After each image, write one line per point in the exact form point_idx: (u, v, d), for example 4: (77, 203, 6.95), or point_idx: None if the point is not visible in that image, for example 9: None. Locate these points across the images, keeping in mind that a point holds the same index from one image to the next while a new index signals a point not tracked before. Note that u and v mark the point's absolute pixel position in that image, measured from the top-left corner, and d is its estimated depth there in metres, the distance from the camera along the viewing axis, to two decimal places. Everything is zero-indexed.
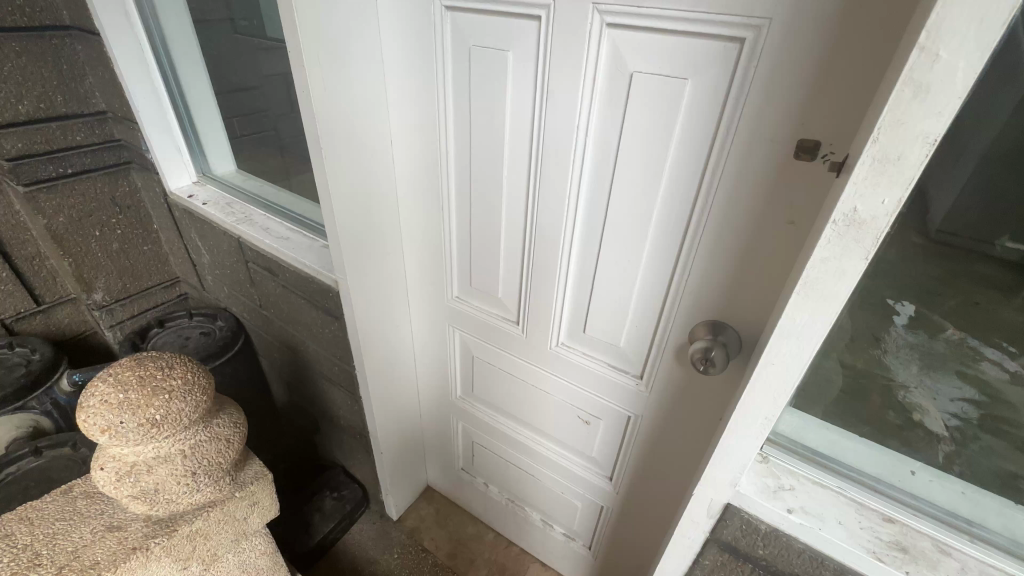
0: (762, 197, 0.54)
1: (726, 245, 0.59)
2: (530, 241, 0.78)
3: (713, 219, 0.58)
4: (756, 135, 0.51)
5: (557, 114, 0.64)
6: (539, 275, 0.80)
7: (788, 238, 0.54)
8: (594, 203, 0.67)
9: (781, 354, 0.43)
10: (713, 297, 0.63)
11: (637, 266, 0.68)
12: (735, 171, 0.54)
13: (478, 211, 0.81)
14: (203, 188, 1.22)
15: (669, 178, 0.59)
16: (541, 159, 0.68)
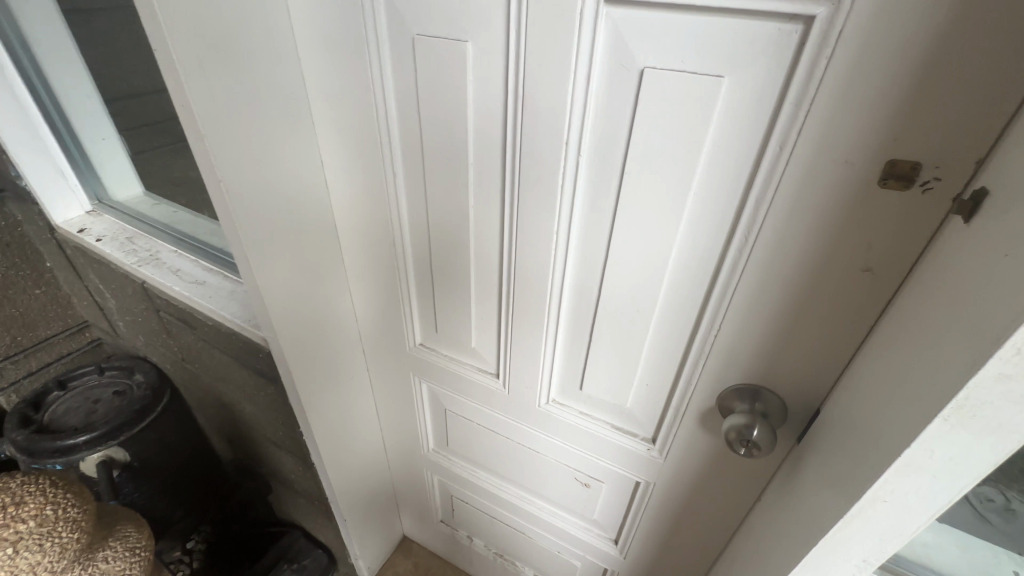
0: (832, 236, 0.39)
1: (771, 294, 0.45)
2: (508, 284, 0.61)
3: (756, 263, 0.44)
4: (826, 155, 0.37)
5: (538, 127, 0.47)
6: (521, 323, 0.64)
7: (864, 291, 0.40)
8: (591, 240, 0.52)
9: (903, 494, 0.29)
10: (751, 357, 0.49)
11: (649, 317, 0.53)
12: (793, 203, 0.39)
13: (440, 245, 0.64)
14: (99, 219, 1.00)
15: (696, 211, 0.44)
16: (519, 185, 0.52)
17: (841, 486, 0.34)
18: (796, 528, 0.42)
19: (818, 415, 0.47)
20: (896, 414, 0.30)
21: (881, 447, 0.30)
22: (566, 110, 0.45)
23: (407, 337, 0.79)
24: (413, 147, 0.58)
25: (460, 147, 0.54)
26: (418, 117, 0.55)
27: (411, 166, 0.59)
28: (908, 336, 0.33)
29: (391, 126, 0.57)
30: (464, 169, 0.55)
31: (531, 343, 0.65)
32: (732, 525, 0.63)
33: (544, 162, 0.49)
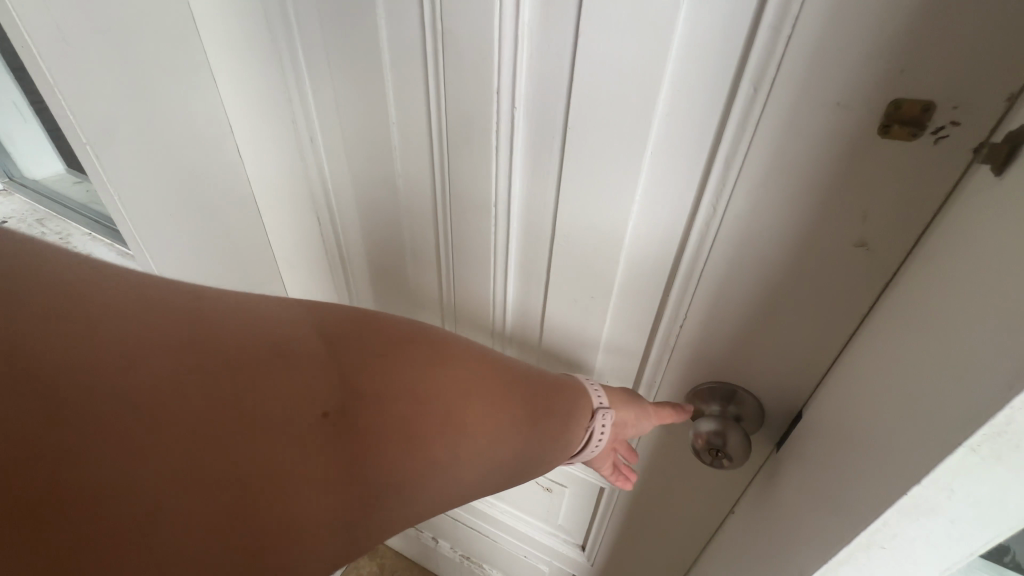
0: (818, 202, 0.32)
1: (745, 276, 0.37)
2: (450, 263, 0.54)
3: (726, 240, 0.36)
4: (813, 96, 0.29)
5: (467, 73, 0.40)
6: (468, 308, 0.56)
7: (857, 270, 0.32)
8: (535, 211, 0.44)
9: (908, 538, 0.22)
10: (722, 350, 0.42)
11: (605, 303, 0.46)
12: (771, 161, 0.32)
13: (375, 221, 0.56)
14: (9, 201, 0.89)
15: (656, 174, 0.36)
16: (452, 145, 0.45)
17: (827, 517, 0.27)
18: (770, 556, 0.35)
19: (799, 420, 0.40)
20: (898, 429, 0.23)
21: (877, 476, 0.23)
22: (496, 50, 0.37)
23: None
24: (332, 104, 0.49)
25: (382, 101, 0.46)
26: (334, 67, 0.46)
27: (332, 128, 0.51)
28: (912, 328, 0.26)
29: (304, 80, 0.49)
30: (389, 129, 0.47)
31: (479, 332, 0.58)
32: (704, 536, 0.56)
33: (476, 116, 0.42)
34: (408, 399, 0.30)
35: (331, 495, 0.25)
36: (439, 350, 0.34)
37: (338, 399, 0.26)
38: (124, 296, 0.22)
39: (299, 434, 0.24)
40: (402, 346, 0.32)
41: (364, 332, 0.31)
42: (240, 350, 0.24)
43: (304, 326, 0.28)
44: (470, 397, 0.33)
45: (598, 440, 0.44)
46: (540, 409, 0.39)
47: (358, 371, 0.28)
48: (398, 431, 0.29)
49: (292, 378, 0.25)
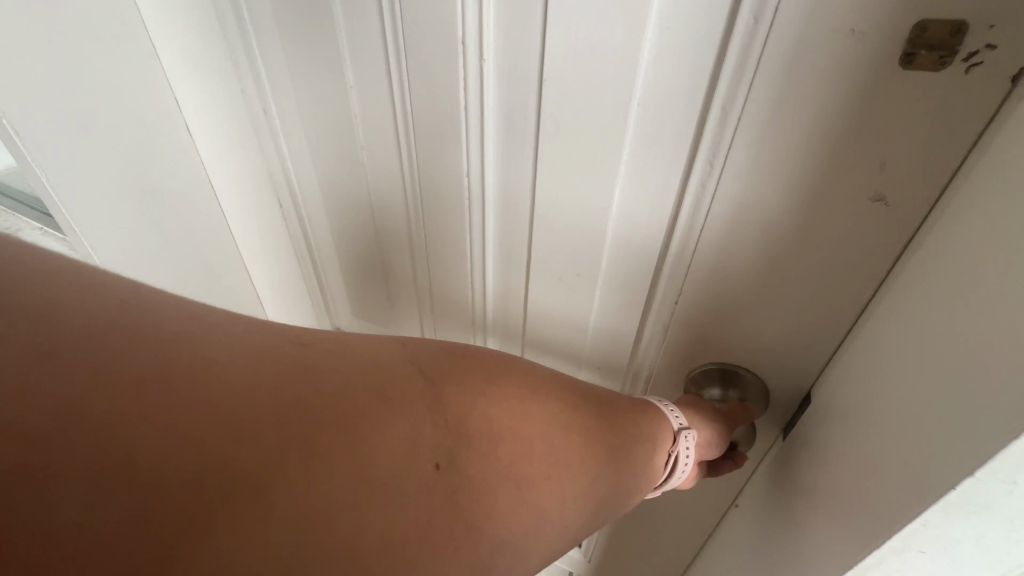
0: (827, 158, 0.28)
1: (748, 245, 0.33)
2: (423, 250, 0.49)
3: (724, 209, 0.33)
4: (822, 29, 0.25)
5: (427, 30, 0.35)
6: (446, 299, 0.52)
7: (871, 232, 0.29)
8: (513, 187, 0.40)
9: (965, 526, 0.20)
10: (722, 327, 0.38)
11: (595, 285, 0.42)
12: (773, 110, 0.28)
13: (342, 208, 0.52)
14: None
15: (645, 134, 0.33)
16: (418, 116, 0.40)
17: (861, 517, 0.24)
18: (784, 553, 0.33)
19: (808, 406, 0.36)
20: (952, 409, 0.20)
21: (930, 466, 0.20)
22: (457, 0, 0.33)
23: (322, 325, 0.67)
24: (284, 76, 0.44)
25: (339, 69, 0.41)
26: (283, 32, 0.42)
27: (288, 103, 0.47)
28: (937, 285, 0.24)
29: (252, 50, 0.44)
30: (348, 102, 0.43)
31: (459, 323, 0.53)
32: (708, 532, 0.53)
33: (442, 81, 0.37)
34: (513, 439, 0.28)
35: (445, 554, 0.23)
36: (538, 384, 0.32)
37: (444, 444, 0.25)
38: (223, 346, 0.23)
39: (402, 485, 0.23)
40: (503, 382, 0.30)
41: (474, 371, 0.30)
42: (335, 398, 0.23)
43: (403, 364, 0.27)
44: (573, 437, 0.31)
45: (684, 461, 0.38)
46: (646, 443, 0.36)
47: (459, 411, 0.27)
48: (507, 474, 0.27)
49: (392, 424, 0.24)
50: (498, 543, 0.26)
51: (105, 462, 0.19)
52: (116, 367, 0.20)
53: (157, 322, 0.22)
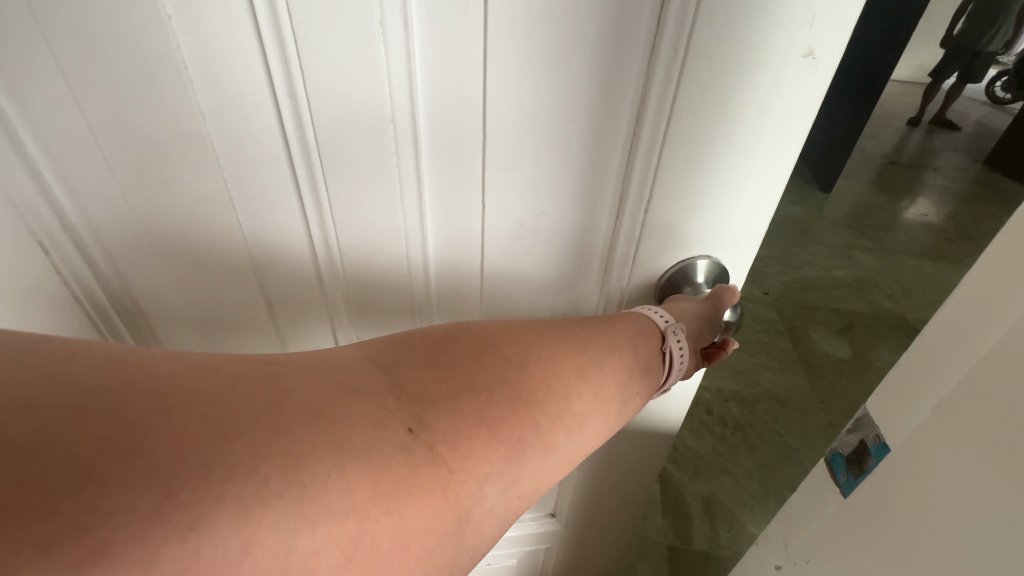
0: (744, 102, 0.38)
1: (708, 134, 0.40)
2: (342, 254, 0.47)
3: (684, 119, 0.39)
4: (747, 14, 0.34)
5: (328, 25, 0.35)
6: (370, 295, 0.51)
7: (779, 145, 0.41)
8: (442, 166, 0.42)
9: None
10: (689, 215, 0.45)
11: (559, 241, 0.47)
12: (709, 75, 0.37)
13: (234, 231, 0.46)
14: None
15: (568, 105, 0.39)
16: (330, 117, 0.39)
17: None
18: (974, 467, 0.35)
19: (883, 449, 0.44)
20: None
21: None
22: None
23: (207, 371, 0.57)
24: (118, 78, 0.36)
25: (212, 72, 0.37)
26: (116, 26, 0.34)
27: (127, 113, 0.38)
28: None
29: (63, 51, 0.35)
30: (218, 119, 0.39)
31: (394, 315, 0.53)
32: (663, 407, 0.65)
33: (356, 71, 0.37)
34: (472, 394, 0.34)
35: (432, 495, 0.30)
36: (488, 342, 0.37)
37: (410, 411, 0.31)
38: (176, 375, 0.27)
39: (380, 447, 0.29)
40: (447, 352, 0.35)
41: (424, 345, 0.35)
42: (297, 399, 0.29)
43: (359, 364, 0.32)
44: (528, 371, 0.36)
45: (678, 357, 0.45)
46: (610, 349, 0.41)
47: (415, 384, 0.32)
48: (473, 419, 0.33)
49: (358, 408, 0.30)
50: (481, 478, 0.32)
51: (67, 509, 0.22)
52: (66, 406, 0.24)
53: (115, 369, 0.26)
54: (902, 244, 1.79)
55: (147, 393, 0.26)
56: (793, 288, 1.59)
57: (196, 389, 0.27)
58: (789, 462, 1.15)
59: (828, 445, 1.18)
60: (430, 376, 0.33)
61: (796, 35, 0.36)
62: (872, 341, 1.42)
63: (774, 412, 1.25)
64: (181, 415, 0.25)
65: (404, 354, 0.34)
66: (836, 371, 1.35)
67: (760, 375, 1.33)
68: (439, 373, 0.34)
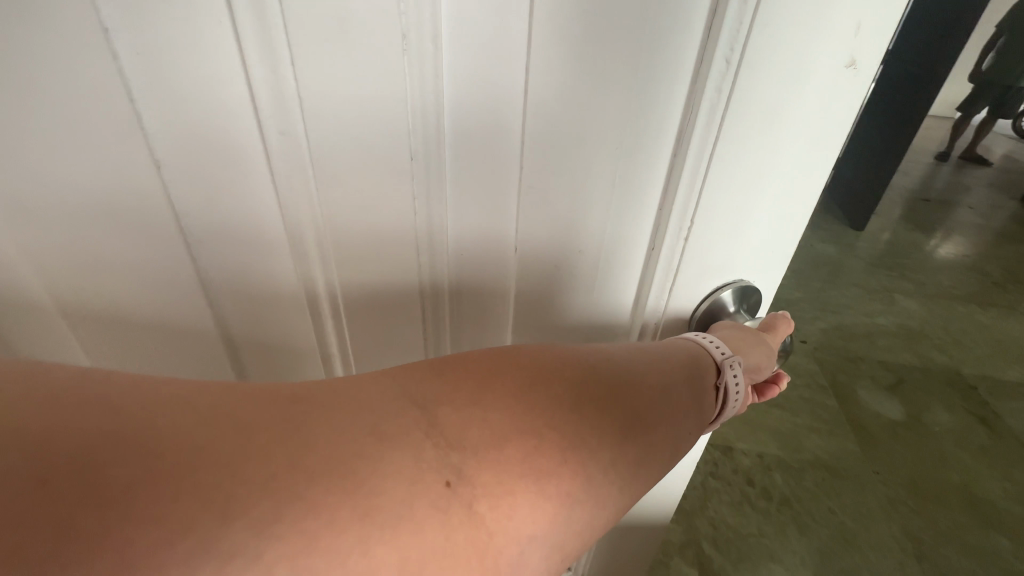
0: (788, 119, 0.37)
1: (746, 160, 0.39)
2: (352, 262, 0.47)
3: (725, 149, 0.38)
4: (799, 26, 0.33)
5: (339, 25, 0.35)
6: (377, 297, 0.50)
7: (818, 160, 0.40)
8: (475, 174, 0.42)
9: None
10: (725, 242, 0.43)
11: (591, 261, 0.46)
12: (761, 90, 0.35)
13: (253, 224, 0.45)
14: None
15: (614, 127, 0.38)
16: (335, 122, 0.39)
17: None
18: None
19: None
20: None
21: None
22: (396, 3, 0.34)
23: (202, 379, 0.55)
24: (135, 84, 0.37)
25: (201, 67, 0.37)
26: (113, 24, 0.35)
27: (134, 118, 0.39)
28: None
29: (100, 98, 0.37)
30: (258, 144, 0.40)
31: (405, 316, 0.51)
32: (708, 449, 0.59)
33: (384, 95, 0.38)
34: (518, 439, 0.29)
35: (469, 558, 0.26)
36: (542, 372, 0.32)
37: (449, 461, 0.27)
38: (191, 426, 0.25)
39: (410, 511, 0.25)
40: (495, 387, 0.31)
41: (467, 375, 0.31)
42: (315, 455, 0.25)
43: (395, 402, 0.29)
44: (582, 415, 0.32)
45: (734, 393, 0.42)
46: (672, 391, 0.37)
47: (456, 428, 0.29)
48: (516, 468, 0.29)
49: (392, 462, 0.26)
50: (523, 540, 0.28)
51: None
52: (73, 478, 0.22)
53: (128, 419, 0.24)
54: (942, 288, 1.75)
55: (142, 452, 0.23)
56: (833, 335, 1.51)
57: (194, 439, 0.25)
58: (849, 548, 1.02)
59: (888, 525, 1.07)
60: (476, 418, 0.29)
61: (838, 48, 0.34)
62: (925, 402, 1.34)
63: (825, 485, 1.13)
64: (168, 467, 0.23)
65: (446, 386, 0.30)
66: (890, 434, 1.24)
67: (805, 440, 1.21)
68: (483, 412, 0.30)
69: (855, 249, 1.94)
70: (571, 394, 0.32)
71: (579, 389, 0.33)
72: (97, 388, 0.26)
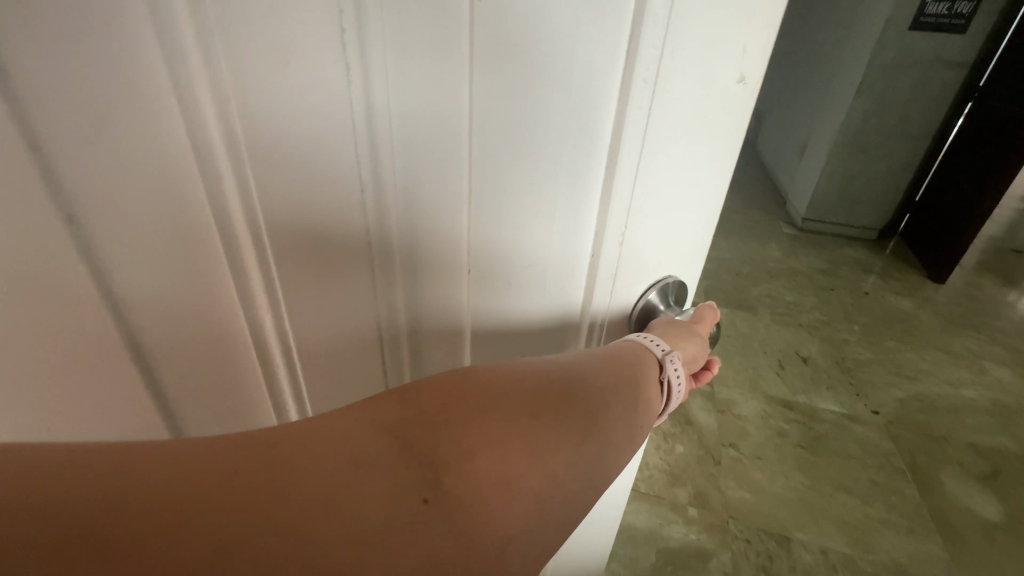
0: (699, 127, 0.36)
1: (670, 170, 0.37)
2: (299, 281, 0.41)
3: (651, 164, 0.36)
4: (705, 38, 0.32)
5: (266, 29, 0.31)
6: (323, 327, 0.44)
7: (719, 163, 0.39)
8: (431, 190, 0.37)
9: None
10: (657, 245, 0.41)
11: (542, 275, 0.41)
12: (677, 103, 0.34)
13: (187, 244, 0.39)
14: None
15: (556, 143, 0.35)
16: (263, 128, 0.34)
17: None
18: None
19: None
20: None
21: None
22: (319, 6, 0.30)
23: (103, 437, 0.46)
24: (32, 83, 0.31)
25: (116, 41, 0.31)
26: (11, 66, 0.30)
27: (26, 119, 0.32)
28: None
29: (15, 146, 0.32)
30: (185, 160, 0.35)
31: (355, 346, 0.45)
32: None
33: (317, 102, 0.33)
34: (489, 452, 0.28)
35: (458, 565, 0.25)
36: (499, 391, 0.30)
37: (426, 479, 0.26)
38: (180, 476, 0.24)
39: (396, 533, 0.24)
40: (460, 403, 0.29)
41: (431, 394, 0.29)
42: (305, 489, 0.24)
43: (367, 426, 0.27)
44: (549, 425, 0.30)
45: (677, 385, 0.40)
46: (644, 397, 0.36)
47: (430, 446, 0.27)
48: (501, 490, 0.27)
49: (373, 486, 0.25)
50: (504, 540, 0.27)
51: None
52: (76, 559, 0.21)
53: (113, 485, 0.23)
54: None
55: (140, 513, 0.22)
56: (910, 407, 1.34)
57: (183, 473, 0.24)
58: None
59: None
60: (449, 442, 0.27)
61: (734, 59, 0.34)
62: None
63: None
64: (149, 512, 0.22)
65: (409, 409, 0.28)
66: (984, 540, 1.05)
67: (879, 537, 1.03)
68: (453, 429, 0.28)
69: (935, 304, 1.80)
70: (536, 409, 0.30)
71: (545, 405, 0.31)
72: (71, 458, 0.24)
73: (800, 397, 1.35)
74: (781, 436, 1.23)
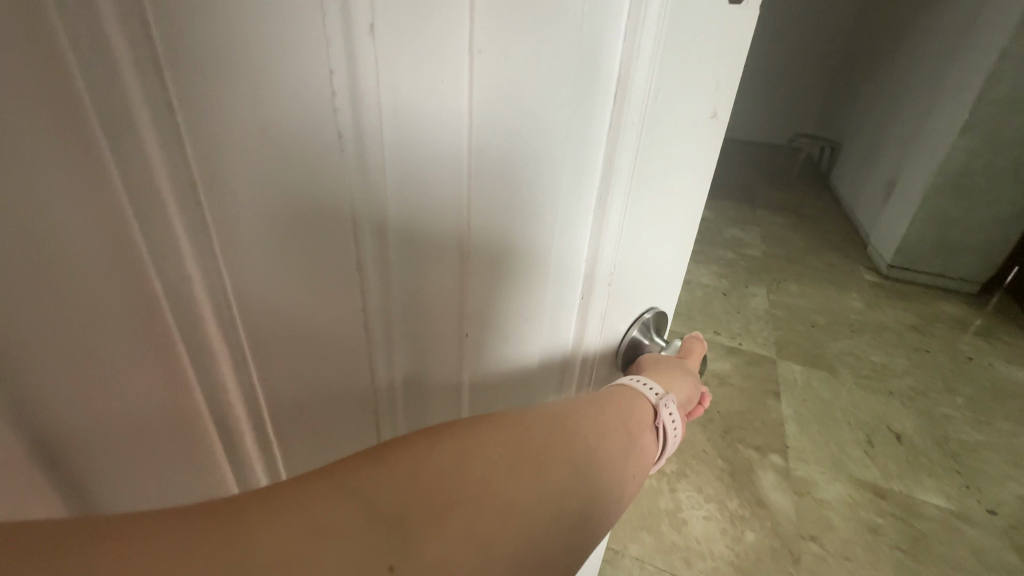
0: (677, 172, 0.41)
1: (653, 211, 0.41)
2: (306, 374, 0.44)
3: (636, 212, 0.40)
4: (677, 102, 0.36)
5: (275, 150, 0.34)
6: (319, 415, 0.46)
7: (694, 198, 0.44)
8: (425, 271, 0.40)
9: None
10: (645, 275, 0.45)
11: (534, 328, 0.43)
12: (656, 159, 0.38)
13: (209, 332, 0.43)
14: None
15: (547, 214, 0.38)
16: (271, 233, 0.38)
17: None
18: None
19: None
20: None
21: None
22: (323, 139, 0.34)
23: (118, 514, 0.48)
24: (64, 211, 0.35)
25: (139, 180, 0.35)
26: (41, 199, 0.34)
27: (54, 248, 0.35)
28: None
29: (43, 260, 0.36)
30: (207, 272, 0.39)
31: (344, 436, 0.47)
32: None
33: (326, 210, 0.37)
34: (459, 513, 0.29)
35: None
36: (470, 448, 0.32)
37: (396, 540, 0.27)
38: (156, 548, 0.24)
39: None
40: (430, 463, 0.30)
41: (402, 455, 0.30)
42: (277, 552, 0.25)
43: (339, 487, 0.28)
44: (519, 482, 0.31)
45: (672, 429, 0.41)
46: (620, 448, 0.37)
47: (400, 505, 0.28)
48: (472, 549, 0.28)
49: (345, 548, 0.26)
50: None
51: None
52: None
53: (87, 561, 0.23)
54: None
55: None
56: None
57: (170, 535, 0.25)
58: None
59: None
60: (420, 504, 0.28)
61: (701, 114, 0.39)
62: None
63: None
64: None
65: (380, 469, 0.29)
66: None
67: None
68: (423, 489, 0.29)
69: None
70: (506, 467, 0.32)
71: (514, 464, 0.32)
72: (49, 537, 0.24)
73: (894, 483, 1.16)
74: (874, 533, 1.05)
